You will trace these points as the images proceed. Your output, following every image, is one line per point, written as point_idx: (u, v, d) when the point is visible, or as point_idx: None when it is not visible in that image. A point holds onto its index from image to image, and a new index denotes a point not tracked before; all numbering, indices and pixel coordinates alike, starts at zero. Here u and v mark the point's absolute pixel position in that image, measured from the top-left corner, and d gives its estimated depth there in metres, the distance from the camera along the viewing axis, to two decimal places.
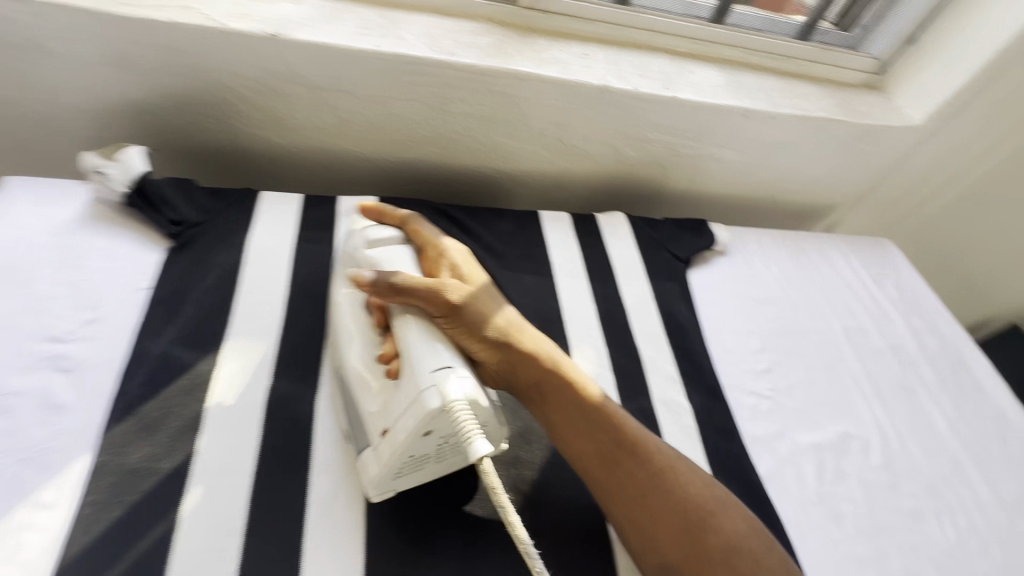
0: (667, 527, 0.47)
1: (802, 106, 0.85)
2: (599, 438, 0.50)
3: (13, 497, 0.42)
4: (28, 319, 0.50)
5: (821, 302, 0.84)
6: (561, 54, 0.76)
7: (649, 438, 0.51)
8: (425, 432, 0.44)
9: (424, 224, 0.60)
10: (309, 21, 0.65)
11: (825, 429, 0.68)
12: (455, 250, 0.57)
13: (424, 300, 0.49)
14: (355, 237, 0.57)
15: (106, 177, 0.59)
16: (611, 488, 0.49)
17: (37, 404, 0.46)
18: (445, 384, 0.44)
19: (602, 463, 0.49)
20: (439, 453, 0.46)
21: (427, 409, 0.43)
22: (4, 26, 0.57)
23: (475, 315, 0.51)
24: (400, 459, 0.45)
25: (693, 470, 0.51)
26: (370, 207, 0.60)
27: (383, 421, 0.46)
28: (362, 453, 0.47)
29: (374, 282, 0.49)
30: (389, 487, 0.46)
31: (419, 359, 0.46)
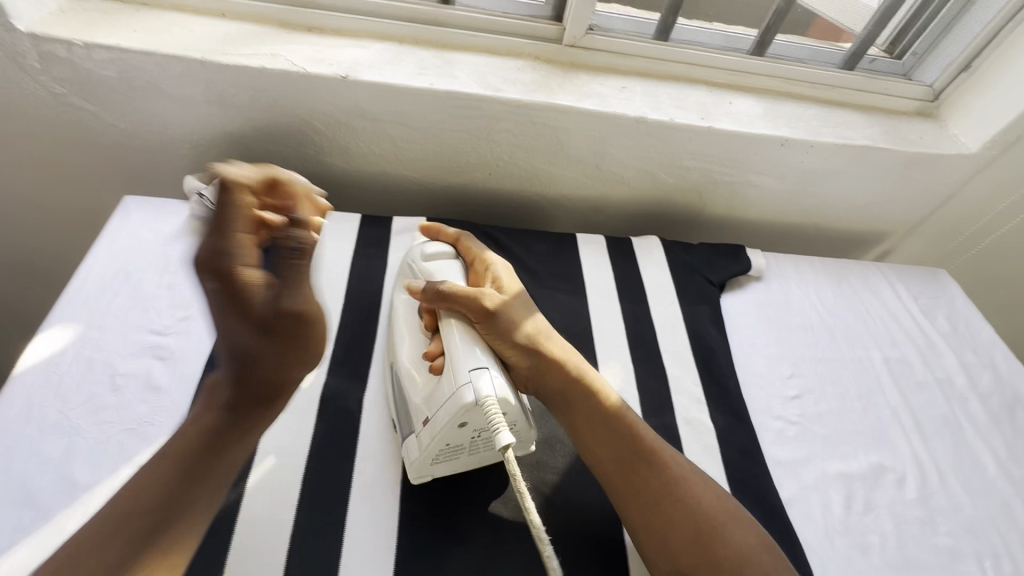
0: (678, 534, 0.50)
1: (844, 134, 0.86)
2: (618, 445, 0.54)
3: (119, 460, 0.50)
4: (136, 314, 0.61)
5: (862, 331, 0.83)
6: (600, 88, 0.81)
7: (667, 449, 0.55)
8: (460, 423, 0.50)
9: (474, 240, 0.66)
10: (374, 64, 0.74)
11: (856, 459, 0.67)
12: (500, 265, 0.63)
13: (465, 306, 0.55)
14: (414, 251, 0.64)
15: (202, 198, 0.69)
16: (628, 493, 0.52)
17: (141, 385, 0.55)
18: (480, 382, 0.49)
19: (621, 469, 0.53)
20: (472, 445, 0.52)
21: (463, 402, 0.48)
22: (133, 73, 0.69)
23: (508, 323, 0.56)
24: (438, 447, 0.51)
25: (707, 481, 0.53)
26: (429, 227, 0.68)
27: (426, 412, 0.52)
28: (406, 440, 0.54)
29: (425, 290, 0.57)
30: (426, 472, 0.53)
31: (460, 359, 0.52)
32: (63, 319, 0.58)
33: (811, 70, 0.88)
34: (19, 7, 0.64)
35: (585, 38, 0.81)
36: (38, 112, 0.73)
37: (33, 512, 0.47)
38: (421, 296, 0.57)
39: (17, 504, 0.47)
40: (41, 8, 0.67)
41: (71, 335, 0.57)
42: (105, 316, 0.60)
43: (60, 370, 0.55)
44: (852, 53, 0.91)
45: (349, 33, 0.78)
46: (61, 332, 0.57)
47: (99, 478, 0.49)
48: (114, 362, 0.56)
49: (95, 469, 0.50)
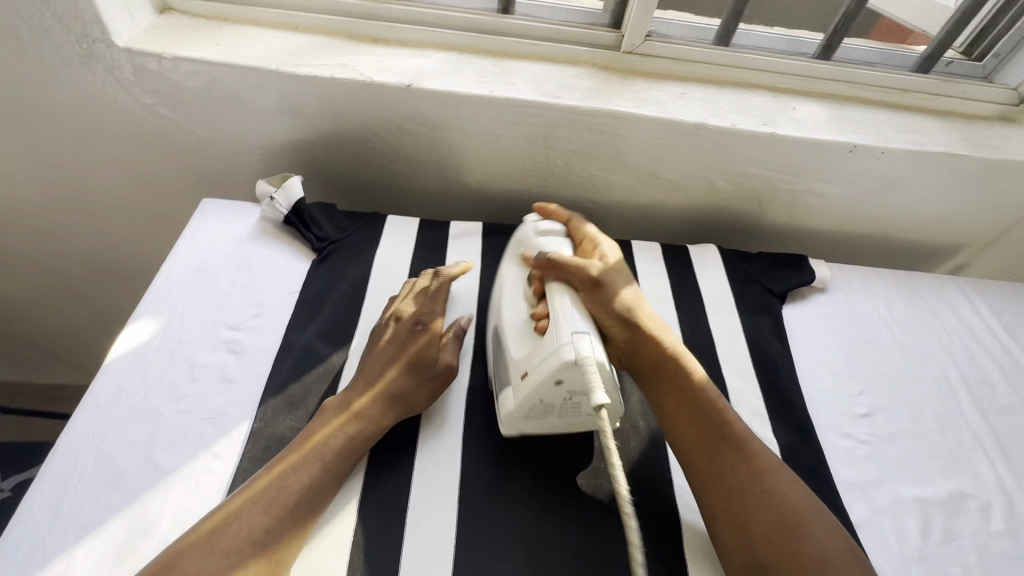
0: (760, 523, 0.48)
1: (919, 141, 0.81)
2: (704, 428, 0.55)
3: (197, 446, 0.53)
4: (213, 309, 0.64)
5: (937, 348, 0.78)
6: (659, 94, 0.80)
7: (755, 441, 0.54)
8: (557, 380, 0.51)
9: (585, 223, 0.69)
10: (436, 73, 0.76)
11: (934, 484, 0.63)
12: (608, 246, 0.66)
13: (573, 275, 0.58)
14: (528, 227, 0.67)
15: (273, 202, 0.72)
16: (709, 474, 0.53)
17: (216, 376, 0.58)
18: (580, 343, 0.51)
19: (706, 451, 0.54)
20: (562, 407, 0.54)
21: (563, 359, 0.51)
22: (214, 84, 0.74)
23: (613, 295, 0.59)
24: (532, 401, 0.53)
25: (795, 481, 0.51)
26: (544, 207, 0.71)
27: (525, 365, 0.54)
28: (501, 391, 0.56)
29: (538, 259, 0.60)
30: (515, 425, 0.55)
31: (562, 320, 0.54)
32: (148, 312, 0.62)
33: (881, 74, 0.85)
34: (118, 24, 0.70)
35: (644, 44, 0.81)
36: (128, 121, 0.79)
37: (121, 491, 0.50)
38: (534, 264, 0.61)
39: (107, 483, 0.50)
40: (137, 25, 0.72)
41: (155, 328, 0.61)
42: (185, 310, 0.63)
43: (145, 360, 0.59)
44: (927, 56, 0.86)
45: (413, 44, 0.81)
46: (147, 325, 0.61)
47: (179, 462, 0.52)
48: (193, 354, 0.60)
49: (175, 454, 0.53)
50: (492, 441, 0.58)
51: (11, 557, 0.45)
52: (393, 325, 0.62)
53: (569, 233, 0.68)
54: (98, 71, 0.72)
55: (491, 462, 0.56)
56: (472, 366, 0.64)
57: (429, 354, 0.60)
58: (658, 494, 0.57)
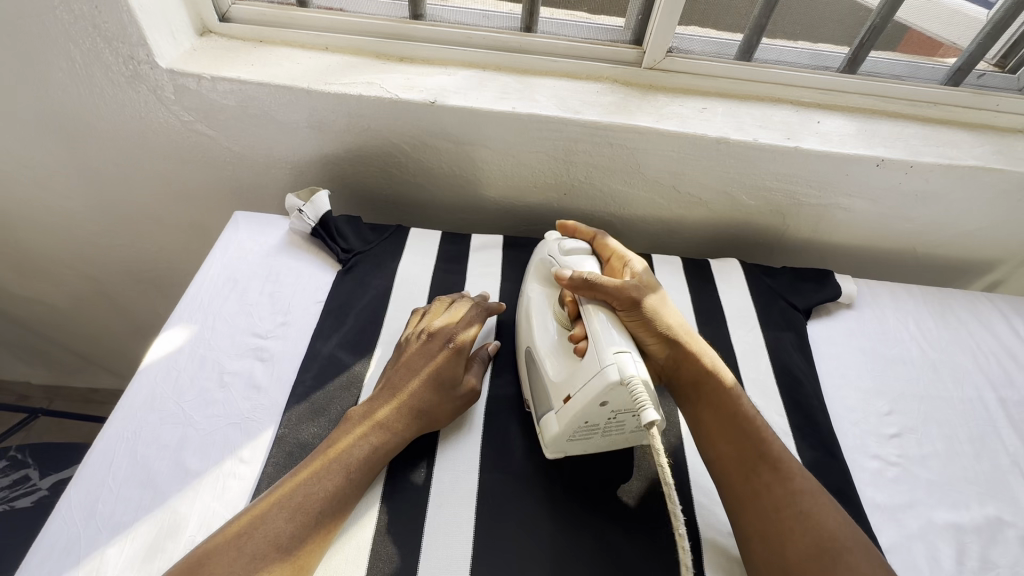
0: (796, 547, 0.46)
1: (949, 154, 0.80)
2: (741, 445, 0.53)
3: (224, 451, 0.55)
4: (242, 318, 0.66)
5: (971, 368, 0.75)
6: (679, 109, 0.81)
7: (794, 461, 0.52)
8: (602, 402, 0.51)
9: (608, 239, 0.70)
10: (460, 90, 0.78)
11: (969, 510, 0.61)
12: (639, 262, 0.65)
13: (609, 294, 0.58)
14: (552, 244, 0.67)
15: (302, 214, 0.75)
16: (744, 494, 0.51)
17: (244, 383, 0.60)
18: (624, 363, 0.50)
19: (740, 469, 0.52)
20: (606, 427, 0.54)
21: (608, 380, 0.49)
22: (249, 102, 0.77)
23: (650, 313, 0.58)
24: (578, 424, 0.52)
25: (834, 505, 0.49)
26: (567, 226, 0.72)
27: (567, 388, 0.54)
28: (544, 416, 0.56)
29: (570, 278, 0.59)
30: (560, 449, 0.55)
31: (601, 340, 0.53)
32: (181, 320, 0.65)
33: (909, 87, 0.84)
34: (162, 47, 0.74)
35: (665, 60, 0.82)
36: (168, 137, 0.83)
37: (152, 493, 0.52)
38: (567, 282, 0.60)
39: (139, 485, 0.52)
40: (179, 47, 0.76)
41: (188, 335, 0.64)
42: (215, 318, 0.66)
43: (178, 366, 0.61)
44: (957, 68, 0.85)
45: (438, 62, 0.83)
46: (180, 332, 0.64)
47: (207, 466, 0.54)
48: (222, 361, 0.62)
49: (204, 458, 0.54)
50: (510, 453, 0.58)
51: (48, 554, 0.48)
52: (417, 342, 0.62)
53: (595, 251, 0.69)
54: (142, 90, 0.76)
55: (508, 474, 0.56)
56: (491, 378, 0.65)
57: (455, 372, 0.60)
58: (679, 512, 0.56)
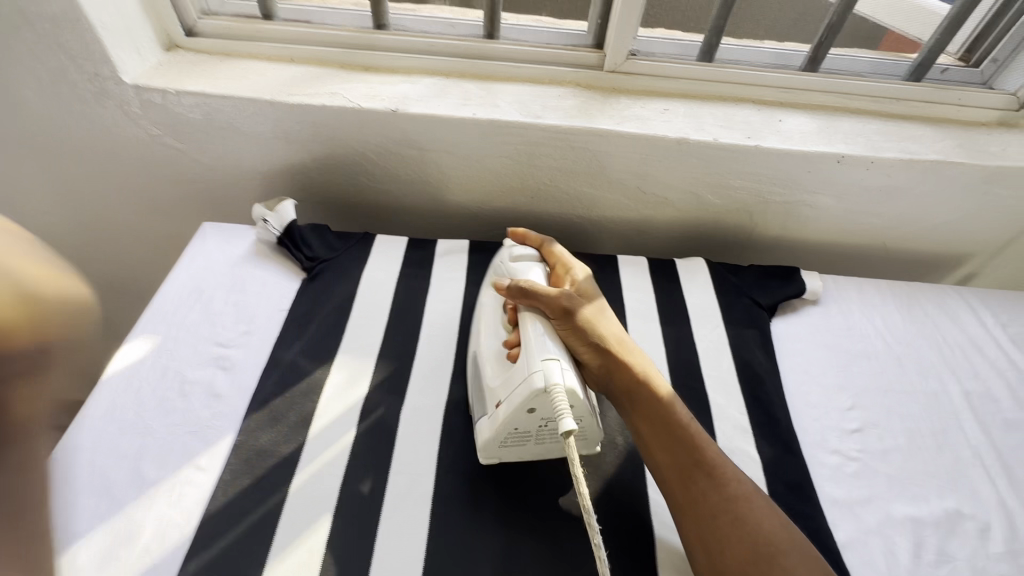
0: (736, 553, 0.47)
1: (910, 149, 0.80)
2: (679, 453, 0.53)
3: (183, 459, 0.56)
4: (206, 327, 0.67)
5: (936, 361, 0.75)
6: (641, 111, 0.81)
7: (727, 464, 0.53)
8: (529, 409, 0.52)
9: (557, 246, 0.69)
10: (421, 97, 0.79)
11: (928, 503, 0.61)
12: (580, 269, 0.66)
13: (544, 303, 0.58)
14: (502, 252, 0.67)
15: (266, 224, 0.76)
16: (684, 502, 0.51)
17: (205, 392, 0.61)
18: (551, 371, 0.51)
19: (679, 477, 0.52)
20: (538, 434, 0.55)
21: (532, 388, 0.51)
22: (215, 115, 0.78)
23: (585, 322, 0.58)
24: (507, 431, 0.54)
25: (770, 507, 0.50)
26: (516, 231, 0.72)
27: (499, 395, 0.54)
28: (479, 421, 0.57)
29: (508, 287, 0.60)
30: (494, 453, 0.56)
31: (532, 349, 0.54)
32: (145, 331, 0.66)
33: (871, 84, 0.84)
34: (127, 62, 0.75)
35: (626, 63, 0.82)
36: (139, 151, 0.84)
37: (108, 501, 0.52)
38: (505, 291, 0.60)
39: (96, 493, 0.53)
40: (144, 63, 0.78)
41: (151, 345, 0.65)
42: (178, 329, 0.66)
43: (139, 376, 0.62)
44: (920, 63, 0.85)
45: (402, 71, 0.84)
46: (143, 343, 0.65)
47: (165, 474, 0.55)
48: (184, 370, 0.63)
49: (162, 467, 0.55)
50: (467, 455, 0.59)
51: None
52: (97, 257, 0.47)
53: (543, 258, 0.68)
54: (109, 106, 0.78)
55: (464, 477, 0.57)
56: (451, 381, 0.66)
57: None
58: (633, 512, 0.56)
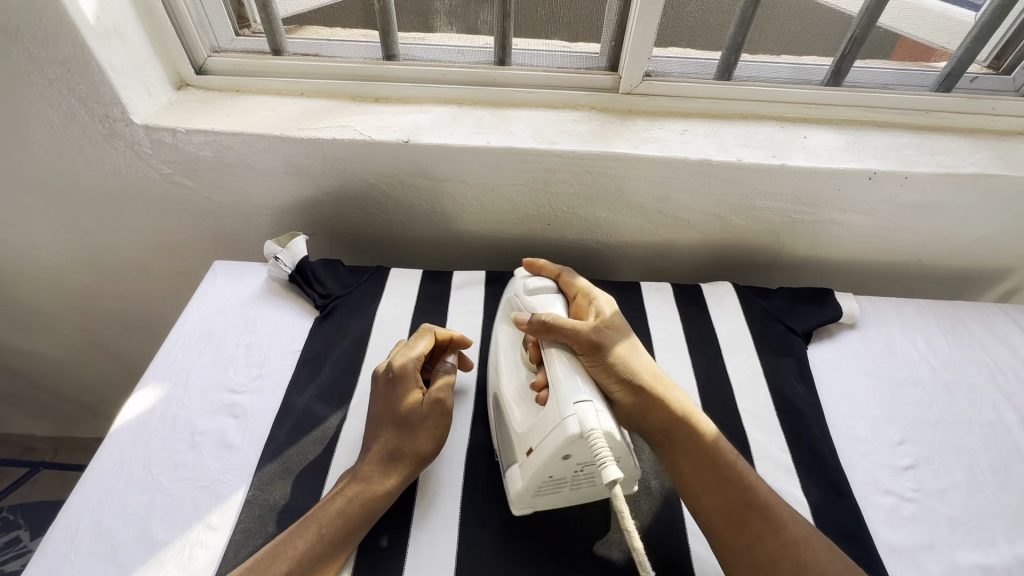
0: None
1: (945, 162, 0.76)
2: (729, 496, 0.51)
3: (193, 518, 0.52)
4: (216, 372, 0.65)
5: (990, 388, 0.70)
6: (660, 133, 0.79)
7: (782, 505, 0.50)
8: (563, 456, 0.48)
9: (576, 276, 0.66)
10: (433, 127, 0.77)
11: (997, 550, 0.55)
12: (603, 297, 0.63)
13: (568, 337, 0.55)
14: (518, 282, 0.64)
15: (278, 261, 0.74)
16: (738, 550, 0.49)
17: (215, 443, 0.58)
18: (585, 414, 0.47)
19: (731, 524, 0.50)
20: (574, 479, 0.50)
21: (567, 434, 0.47)
22: (224, 152, 0.77)
23: (614, 357, 0.55)
24: (542, 479, 0.49)
25: (834, 550, 0.48)
26: (533, 262, 0.68)
27: (530, 440, 0.50)
28: (509, 469, 0.53)
29: (530, 321, 0.57)
30: (528, 503, 0.52)
31: (564, 388, 0.50)
32: (154, 379, 0.63)
33: (898, 96, 0.81)
34: (136, 102, 0.74)
35: (642, 84, 0.80)
36: (151, 191, 0.83)
37: (115, 566, 0.49)
38: (527, 326, 0.57)
39: (102, 557, 0.50)
40: (154, 102, 0.77)
41: (159, 394, 0.62)
42: (189, 375, 0.64)
43: (148, 427, 0.59)
44: (947, 74, 0.81)
45: (413, 101, 0.83)
46: (150, 392, 0.62)
47: (174, 535, 0.51)
48: (194, 420, 0.60)
49: (170, 526, 0.52)
50: (491, 507, 0.54)
51: None
52: None
53: (562, 289, 0.65)
54: (120, 146, 0.77)
55: (490, 531, 0.53)
56: (470, 424, 0.62)
57: None
58: (674, 566, 0.52)
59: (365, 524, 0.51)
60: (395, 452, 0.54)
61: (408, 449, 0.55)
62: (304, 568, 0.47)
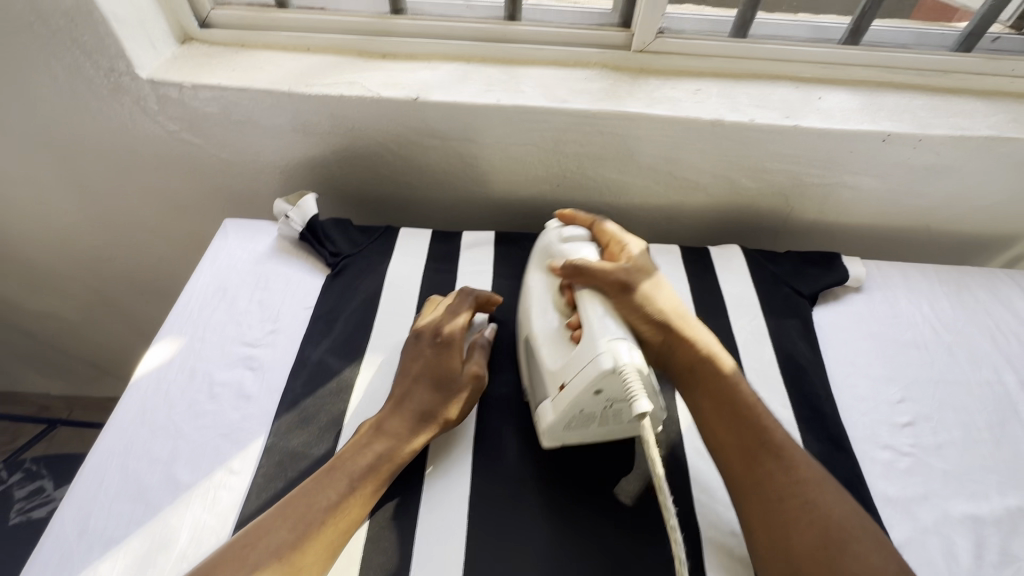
0: (802, 536, 0.46)
1: (961, 124, 0.75)
2: (743, 433, 0.53)
3: (215, 463, 0.54)
4: (232, 327, 0.66)
5: (992, 351, 0.71)
6: (672, 92, 0.77)
7: (796, 448, 0.52)
8: (596, 391, 0.50)
9: (608, 223, 0.67)
10: (443, 84, 0.76)
11: (988, 501, 0.58)
12: (636, 245, 0.65)
13: (603, 279, 0.57)
14: (552, 233, 0.66)
15: (288, 219, 0.74)
16: (748, 483, 0.50)
17: (234, 393, 0.60)
18: (617, 351, 0.50)
19: (742, 458, 0.51)
20: (603, 415, 0.53)
21: (600, 369, 0.49)
22: (231, 108, 0.76)
23: (643, 295, 0.57)
24: (572, 413, 0.52)
25: (840, 493, 0.49)
26: (567, 212, 0.70)
27: (562, 377, 0.53)
28: (541, 405, 0.55)
29: (564, 267, 0.59)
30: (557, 437, 0.54)
31: (595, 327, 0.52)
32: (171, 332, 0.65)
33: (916, 56, 0.79)
34: (141, 56, 0.73)
35: (656, 42, 0.78)
36: (158, 149, 0.83)
37: (144, 506, 0.52)
38: (561, 272, 0.59)
39: (130, 498, 0.52)
40: (159, 56, 0.76)
41: (176, 347, 0.63)
42: (205, 329, 0.65)
43: (167, 378, 0.61)
44: (970, 33, 0.79)
45: (421, 57, 0.82)
46: (168, 345, 0.64)
47: (198, 478, 0.54)
48: (212, 371, 0.61)
49: (194, 470, 0.54)
50: (501, 459, 0.56)
51: (43, 571, 0.48)
52: None
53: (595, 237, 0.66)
54: (125, 103, 0.76)
55: (502, 478, 0.55)
56: None
57: None
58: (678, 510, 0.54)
59: (387, 478, 0.53)
60: (429, 414, 0.56)
61: (441, 414, 0.56)
62: (329, 507, 0.49)
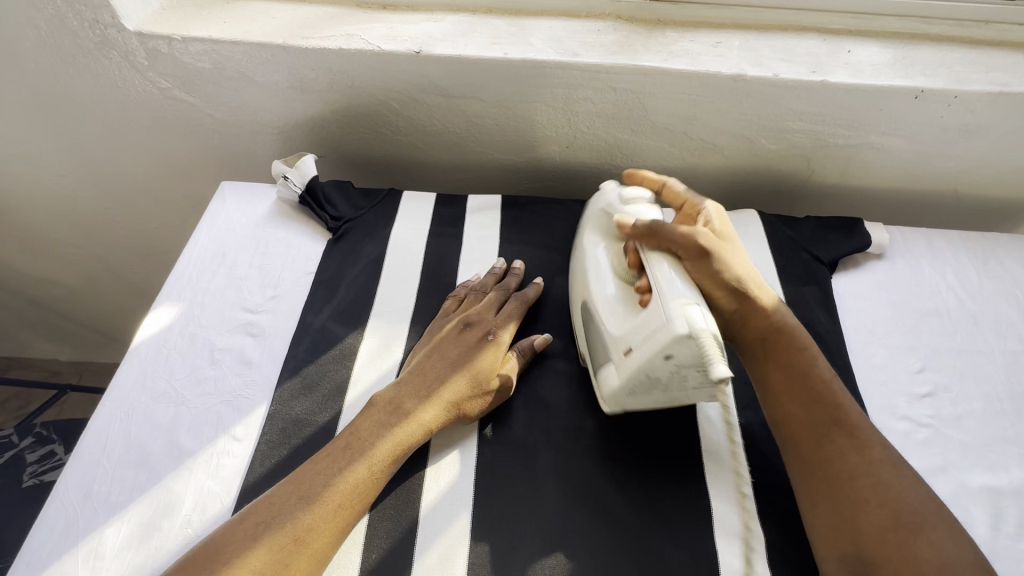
0: (868, 517, 0.44)
1: (1000, 80, 0.70)
2: (815, 409, 0.51)
3: (217, 430, 0.54)
4: (232, 292, 0.64)
5: (1018, 320, 0.68)
6: (691, 45, 0.73)
7: (872, 429, 0.49)
8: (666, 355, 0.48)
9: (680, 186, 0.64)
10: (448, 37, 0.72)
11: (1008, 473, 0.56)
12: (712, 208, 0.60)
13: (676, 242, 0.54)
14: (611, 193, 0.63)
15: (287, 181, 0.72)
16: (813, 456, 0.49)
17: (235, 359, 0.59)
18: (691, 314, 0.47)
19: (812, 434, 0.50)
20: (669, 383, 0.50)
21: (673, 333, 0.46)
22: (224, 63, 0.72)
23: (720, 261, 0.54)
24: (638, 377, 0.50)
25: (916, 481, 0.46)
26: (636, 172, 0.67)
27: (628, 339, 0.51)
28: (602, 368, 0.54)
29: (634, 227, 0.56)
30: (621, 402, 0.53)
31: (665, 290, 0.50)
32: (170, 298, 0.63)
33: (953, 5, 0.74)
34: (127, 7, 0.69)
35: None
36: (151, 107, 0.79)
37: (147, 473, 0.51)
38: (629, 231, 0.56)
39: (133, 464, 0.52)
40: (146, 7, 0.72)
41: (176, 313, 0.62)
42: (205, 295, 0.64)
43: (167, 344, 0.60)
44: None
45: (423, 9, 0.77)
46: (167, 311, 0.62)
47: (200, 445, 0.53)
48: (212, 337, 0.60)
49: (197, 436, 0.53)
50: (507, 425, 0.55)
51: (49, 536, 0.48)
52: None
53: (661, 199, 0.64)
54: (114, 57, 0.73)
55: (509, 443, 0.54)
56: None
57: None
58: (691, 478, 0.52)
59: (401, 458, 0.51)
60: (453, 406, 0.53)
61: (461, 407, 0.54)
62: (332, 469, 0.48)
